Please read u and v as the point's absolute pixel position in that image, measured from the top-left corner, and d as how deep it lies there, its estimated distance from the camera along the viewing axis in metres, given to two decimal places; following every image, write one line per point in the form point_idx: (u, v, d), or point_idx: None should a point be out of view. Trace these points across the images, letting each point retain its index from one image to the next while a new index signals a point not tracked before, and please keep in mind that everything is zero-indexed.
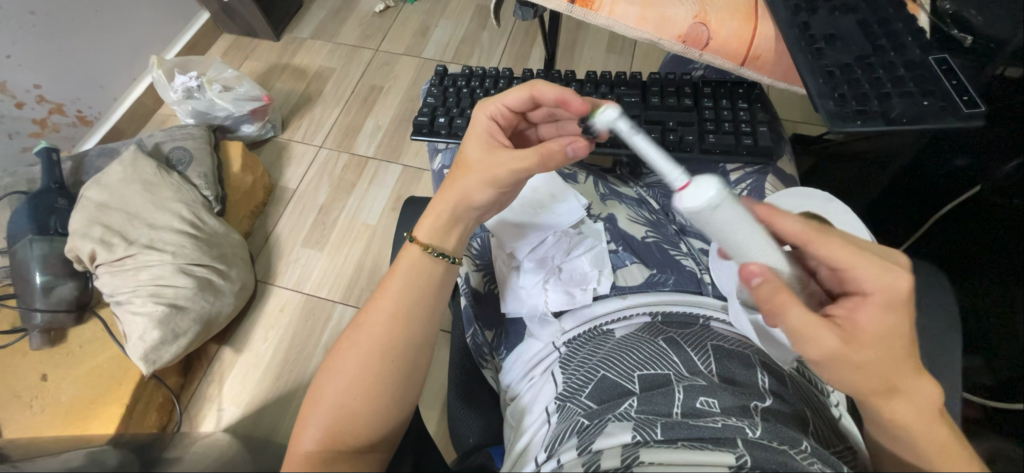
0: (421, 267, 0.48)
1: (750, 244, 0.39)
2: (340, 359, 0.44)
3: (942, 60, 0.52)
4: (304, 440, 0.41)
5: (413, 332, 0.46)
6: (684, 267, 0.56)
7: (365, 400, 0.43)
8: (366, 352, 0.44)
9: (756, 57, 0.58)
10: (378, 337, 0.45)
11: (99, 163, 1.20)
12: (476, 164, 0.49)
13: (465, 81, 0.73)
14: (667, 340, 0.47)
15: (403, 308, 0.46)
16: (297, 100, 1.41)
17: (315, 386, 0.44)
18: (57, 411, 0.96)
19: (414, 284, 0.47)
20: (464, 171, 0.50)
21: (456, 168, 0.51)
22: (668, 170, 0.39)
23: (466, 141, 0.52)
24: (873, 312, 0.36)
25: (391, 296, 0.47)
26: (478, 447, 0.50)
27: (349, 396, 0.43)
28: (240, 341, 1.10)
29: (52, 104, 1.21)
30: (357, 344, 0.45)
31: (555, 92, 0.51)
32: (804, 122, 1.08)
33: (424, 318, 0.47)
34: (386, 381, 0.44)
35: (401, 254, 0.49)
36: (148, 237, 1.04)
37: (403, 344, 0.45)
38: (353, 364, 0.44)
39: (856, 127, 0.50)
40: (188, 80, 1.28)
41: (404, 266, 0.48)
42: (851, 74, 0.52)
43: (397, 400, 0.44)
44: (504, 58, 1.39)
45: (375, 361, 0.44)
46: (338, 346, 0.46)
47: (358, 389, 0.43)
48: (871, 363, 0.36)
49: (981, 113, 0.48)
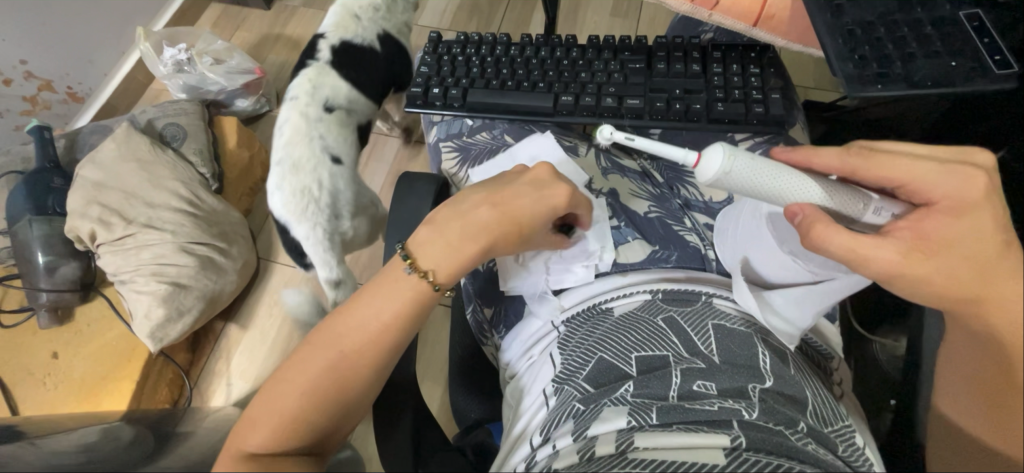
0: (411, 287, 0.43)
1: (781, 186, 0.41)
2: (298, 369, 0.41)
3: (974, 15, 0.48)
4: (248, 442, 0.38)
5: (386, 355, 0.42)
6: (688, 243, 0.54)
7: (321, 412, 0.40)
8: (333, 363, 0.41)
9: (770, 17, 0.54)
10: (348, 353, 0.41)
11: (93, 141, 1.18)
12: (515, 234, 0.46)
13: (459, 47, 0.70)
14: (666, 319, 0.46)
15: (382, 326, 0.42)
16: (291, 72, 1.37)
17: (270, 383, 0.41)
18: (71, 387, 0.98)
19: (399, 311, 0.43)
20: (501, 230, 0.45)
21: (500, 219, 0.45)
22: (673, 152, 0.43)
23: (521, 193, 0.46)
24: (938, 221, 0.37)
25: (369, 311, 0.43)
26: (479, 422, 0.55)
27: (300, 408, 0.39)
28: (246, 318, 1.11)
29: (41, 81, 1.18)
30: (324, 353, 0.41)
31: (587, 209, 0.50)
32: (817, 88, 1.03)
33: (398, 343, 0.43)
34: (346, 397, 0.41)
35: (391, 267, 0.44)
36: (146, 216, 1.04)
37: (373, 364, 0.42)
38: (312, 377, 0.40)
39: (876, 92, 0.46)
40: (177, 53, 1.24)
41: (389, 283, 0.44)
42: (874, 34, 0.49)
43: (354, 412, 0.42)
44: (504, 24, 1.33)
45: (339, 375, 0.41)
46: (301, 350, 0.42)
47: (315, 400, 0.40)
48: (936, 272, 0.36)
49: (1015, 74, 0.45)
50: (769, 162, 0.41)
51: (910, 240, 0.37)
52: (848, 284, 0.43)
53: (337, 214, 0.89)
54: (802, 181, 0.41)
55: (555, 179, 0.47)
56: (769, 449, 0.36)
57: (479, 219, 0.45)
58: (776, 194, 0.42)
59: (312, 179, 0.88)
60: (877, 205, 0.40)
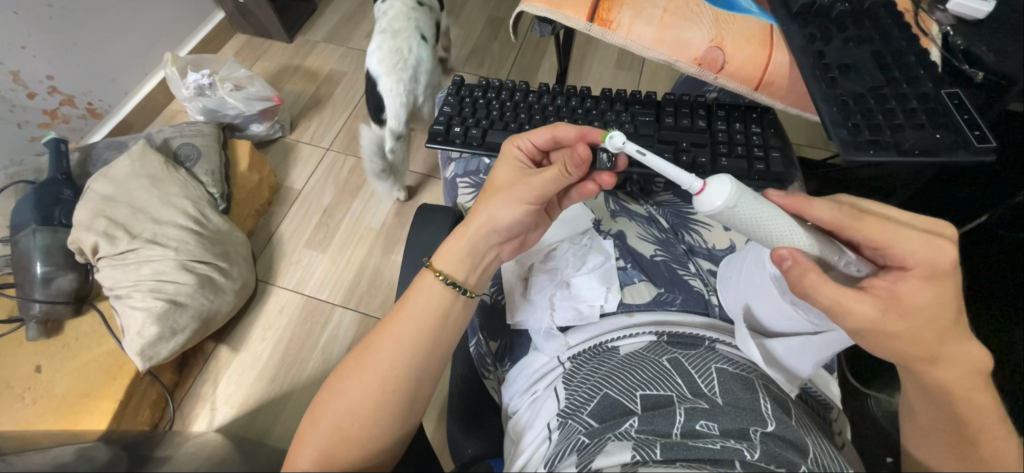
0: (437, 297, 0.48)
1: (775, 231, 0.42)
2: (348, 382, 0.44)
3: (954, 94, 0.53)
4: (301, 457, 0.41)
5: (417, 364, 0.45)
6: (692, 287, 0.56)
7: (366, 426, 0.43)
8: (379, 373, 0.44)
9: (771, 83, 0.58)
10: (384, 364, 0.44)
11: (107, 156, 1.20)
12: (503, 187, 0.50)
13: (480, 92, 0.74)
14: (671, 360, 0.47)
15: (411, 335, 0.46)
16: (307, 102, 1.43)
17: (317, 406, 0.44)
18: (49, 403, 0.95)
19: (423, 318, 0.47)
20: (490, 195, 0.50)
21: (485, 192, 0.52)
22: (684, 177, 0.45)
23: (497, 168, 0.53)
24: (915, 284, 0.38)
25: (405, 323, 0.47)
26: (477, 457, 0.50)
27: (348, 419, 0.42)
28: (238, 340, 1.09)
29: (64, 95, 1.22)
30: (363, 369, 0.45)
31: (576, 129, 0.53)
32: (808, 146, 1.09)
33: (427, 353, 0.46)
34: (387, 411, 0.43)
35: (419, 278, 0.49)
36: (151, 232, 1.04)
37: (406, 372, 0.45)
38: (358, 388, 0.44)
39: (868, 157, 0.50)
40: (201, 77, 1.28)
41: (420, 294, 0.48)
42: (865, 104, 0.53)
43: (397, 427, 0.44)
44: (513, 70, 1.41)
45: (377, 389, 0.44)
46: (346, 364, 0.46)
47: (358, 413, 0.43)
48: (911, 331, 0.38)
49: (993, 148, 0.49)
50: (770, 206, 0.42)
51: (888, 298, 0.38)
52: (846, 336, 0.45)
53: (415, 81, 1.15)
54: (791, 229, 0.42)
55: (517, 157, 0.53)
56: None
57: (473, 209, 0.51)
58: (769, 233, 0.42)
59: (406, 44, 1.15)
60: (851, 260, 0.42)
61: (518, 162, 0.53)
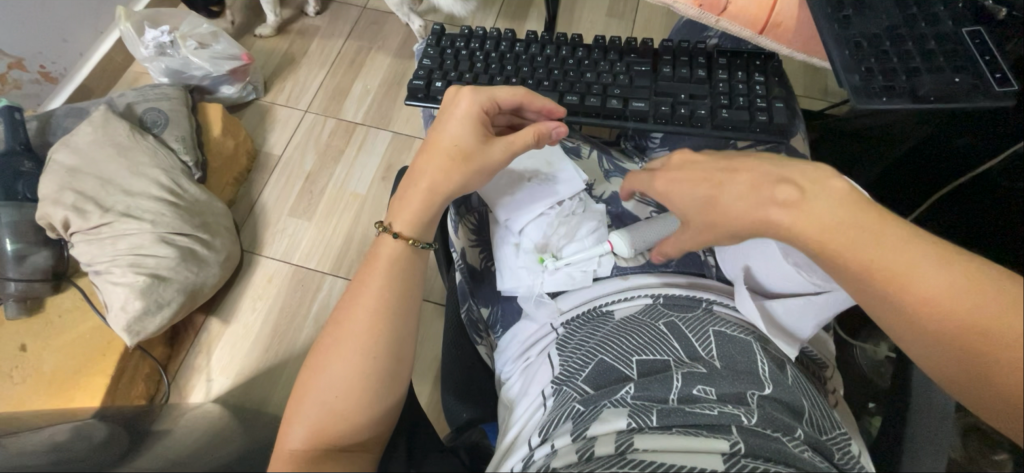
0: (405, 259, 0.48)
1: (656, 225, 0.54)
2: (325, 358, 0.43)
3: (975, 33, 0.49)
4: (291, 437, 0.40)
5: (392, 327, 0.44)
6: (689, 248, 0.55)
7: (352, 398, 0.41)
8: (357, 343, 0.43)
9: (778, 24, 0.53)
10: (362, 332, 0.43)
11: (67, 123, 1.12)
12: (472, 155, 0.50)
13: (463, 42, 0.68)
14: (668, 324, 0.45)
15: (384, 301, 0.45)
16: (280, 61, 1.33)
17: (303, 383, 0.43)
18: (40, 382, 0.94)
19: (394, 280, 0.46)
20: (457, 161, 0.49)
21: (447, 154, 0.49)
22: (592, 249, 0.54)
23: (456, 126, 0.50)
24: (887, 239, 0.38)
25: (374, 292, 0.45)
26: (472, 423, 0.50)
27: (335, 396, 0.41)
28: (228, 312, 1.07)
29: (11, 58, 1.12)
30: (339, 343, 0.43)
31: (540, 102, 0.56)
32: (807, 96, 1.06)
33: (403, 314, 0.45)
34: (374, 379, 0.42)
35: (379, 245, 0.48)
36: (124, 204, 1.00)
37: (385, 338, 0.43)
38: (338, 362, 0.42)
39: (881, 104, 0.47)
40: (160, 34, 1.18)
41: (385, 262, 0.47)
42: (880, 46, 0.49)
43: (387, 393, 0.43)
44: (500, 20, 1.32)
45: (357, 357, 0.42)
46: (322, 342, 0.44)
47: (342, 387, 0.41)
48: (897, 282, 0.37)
49: (1013, 92, 0.46)
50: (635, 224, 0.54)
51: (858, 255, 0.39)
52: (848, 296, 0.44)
53: None
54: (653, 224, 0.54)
55: (476, 114, 0.51)
56: (768, 456, 0.35)
57: (435, 173, 0.49)
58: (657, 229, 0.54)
59: None
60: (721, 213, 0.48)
61: (477, 122, 0.51)
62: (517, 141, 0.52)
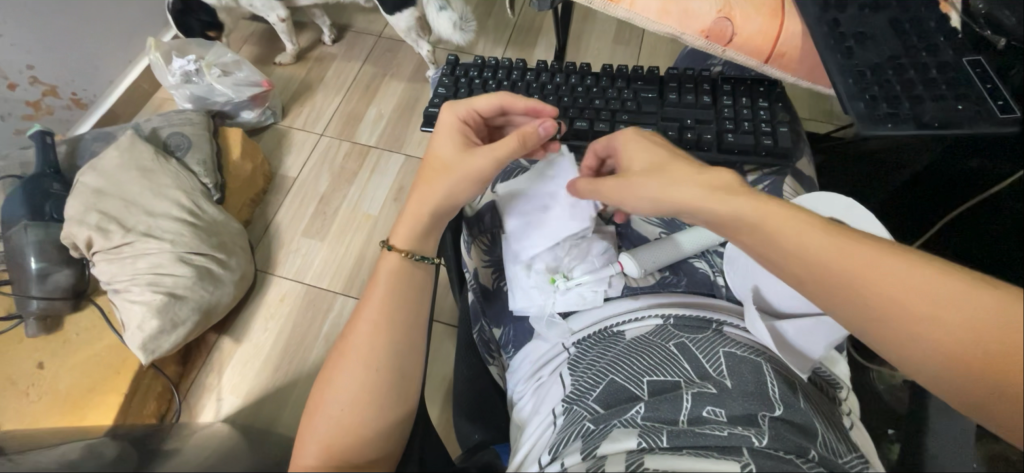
0: (404, 274, 0.48)
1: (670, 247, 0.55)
2: (335, 375, 0.44)
3: (976, 62, 0.50)
4: (301, 452, 0.40)
5: (395, 340, 0.45)
6: (697, 269, 0.56)
7: (360, 413, 0.42)
8: (362, 358, 0.43)
9: (781, 55, 0.55)
10: (365, 345, 0.44)
11: (95, 147, 1.17)
12: (453, 163, 0.51)
13: (477, 71, 0.71)
14: (679, 345, 0.46)
15: (387, 314, 0.46)
16: (298, 87, 1.39)
17: (314, 400, 0.44)
18: (55, 399, 0.95)
19: (394, 294, 0.47)
20: (440, 171, 0.51)
21: (432, 168, 0.52)
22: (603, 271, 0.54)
23: (438, 141, 0.53)
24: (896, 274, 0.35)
25: (377, 306, 0.46)
26: (484, 444, 0.49)
27: (345, 412, 0.42)
28: (240, 331, 1.09)
29: (46, 86, 1.18)
30: (346, 358, 0.44)
31: (525, 103, 0.56)
32: (813, 120, 1.07)
33: (405, 327, 0.46)
34: (380, 393, 0.43)
35: (380, 262, 0.49)
36: (145, 224, 1.03)
37: (391, 353, 0.44)
38: (346, 378, 0.43)
39: (885, 131, 0.48)
40: (186, 63, 1.23)
41: (386, 275, 0.48)
42: (883, 75, 0.51)
43: (393, 408, 0.43)
44: (509, 48, 1.37)
45: (363, 371, 0.43)
46: (331, 359, 0.45)
47: (351, 403, 0.42)
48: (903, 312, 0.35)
49: (1016, 119, 0.47)
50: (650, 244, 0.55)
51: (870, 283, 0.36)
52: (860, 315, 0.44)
53: None
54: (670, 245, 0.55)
55: (456, 127, 0.54)
56: None
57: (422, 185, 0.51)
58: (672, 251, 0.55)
59: None
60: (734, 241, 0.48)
61: (459, 133, 0.53)
62: (501, 146, 0.51)
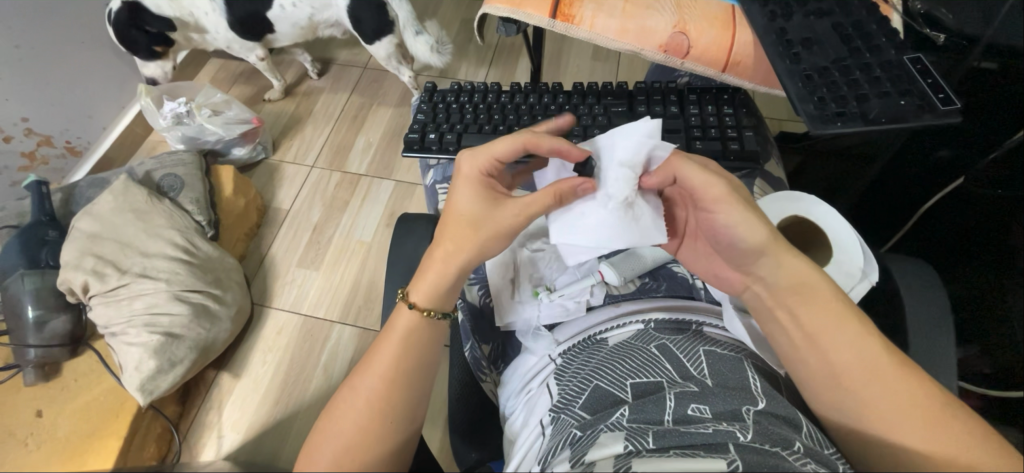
0: (420, 332, 0.47)
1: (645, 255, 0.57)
2: (335, 419, 0.43)
3: (916, 59, 0.53)
4: None
5: (406, 394, 0.44)
6: (676, 273, 0.57)
7: (359, 457, 0.40)
8: (366, 408, 0.43)
9: (737, 63, 0.58)
10: (373, 402, 0.43)
11: (89, 193, 1.19)
12: (481, 216, 0.47)
13: (454, 96, 0.73)
14: (660, 347, 0.47)
15: (398, 369, 0.45)
16: (287, 122, 1.42)
17: (312, 440, 0.42)
18: (54, 447, 0.94)
19: (411, 347, 0.46)
20: (467, 225, 0.47)
21: (455, 220, 0.48)
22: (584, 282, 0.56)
23: (460, 191, 0.49)
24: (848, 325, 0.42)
25: (387, 360, 0.45)
26: (481, 461, 0.52)
27: (342, 457, 0.40)
28: (239, 366, 1.09)
29: (41, 137, 1.21)
30: (350, 406, 0.43)
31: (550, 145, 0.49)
32: (789, 121, 1.11)
33: (415, 381, 0.45)
34: (381, 441, 0.42)
35: (396, 316, 0.47)
36: (141, 265, 1.04)
37: (400, 406, 0.44)
38: (348, 425, 0.42)
39: (836, 129, 0.50)
40: (177, 106, 1.26)
41: (402, 333, 0.46)
42: (829, 77, 0.53)
43: (389, 457, 0.42)
44: (491, 71, 1.41)
45: (369, 423, 0.42)
46: (333, 406, 0.44)
47: (351, 450, 0.40)
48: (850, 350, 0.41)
49: (957, 110, 0.50)
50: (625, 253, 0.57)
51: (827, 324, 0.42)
52: None
53: None
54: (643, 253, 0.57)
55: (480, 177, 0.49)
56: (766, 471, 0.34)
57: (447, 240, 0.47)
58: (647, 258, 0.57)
59: None
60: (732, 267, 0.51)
61: (483, 182, 0.49)
62: (530, 201, 0.47)
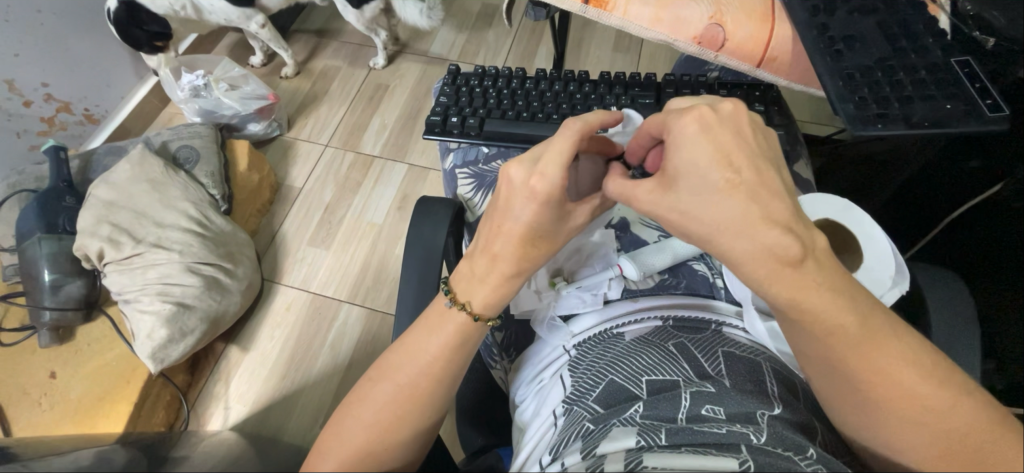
0: (464, 332, 0.43)
1: (666, 249, 0.57)
2: (360, 399, 0.42)
3: (964, 62, 0.51)
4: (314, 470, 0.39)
5: (437, 388, 0.42)
6: (697, 271, 0.57)
7: (388, 440, 0.41)
8: (391, 392, 0.41)
9: (773, 59, 0.57)
10: (400, 388, 0.42)
11: (107, 161, 1.20)
12: (555, 234, 0.42)
13: (477, 80, 0.72)
14: (677, 345, 0.46)
15: (433, 361, 0.42)
16: (303, 99, 1.41)
17: (337, 415, 0.42)
18: (66, 408, 0.97)
19: (453, 347, 0.43)
20: (541, 246, 0.42)
21: (529, 241, 0.41)
22: (605, 277, 0.56)
23: (528, 204, 0.40)
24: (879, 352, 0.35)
25: (418, 351, 0.43)
26: (487, 447, 0.53)
27: (365, 436, 0.40)
28: (247, 340, 1.10)
29: (60, 102, 1.21)
30: (374, 387, 0.42)
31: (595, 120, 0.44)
32: (813, 123, 1.08)
33: (454, 377, 0.43)
34: (403, 427, 0.41)
35: (432, 308, 0.45)
36: (155, 235, 1.05)
37: (428, 398, 0.42)
38: (371, 407, 0.41)
39: (875, 131, 0.49)
40: (195, 78, 1.25)
41: (437, 325, 0.43)
42: (871, 77, 0.51)
43: (410, 441, 0.42)
44: (510, 57, 1.39)
45: (395, 408, 0.41)
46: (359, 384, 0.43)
47: (373, 431, 0.40)
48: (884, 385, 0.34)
49: (1005, 117, 0.48)
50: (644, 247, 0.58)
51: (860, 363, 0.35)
52: None
53: None
54: (664, 247, 0.57)
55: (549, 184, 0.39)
56: None
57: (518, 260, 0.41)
58: (668, 251, 0.57)
59: None
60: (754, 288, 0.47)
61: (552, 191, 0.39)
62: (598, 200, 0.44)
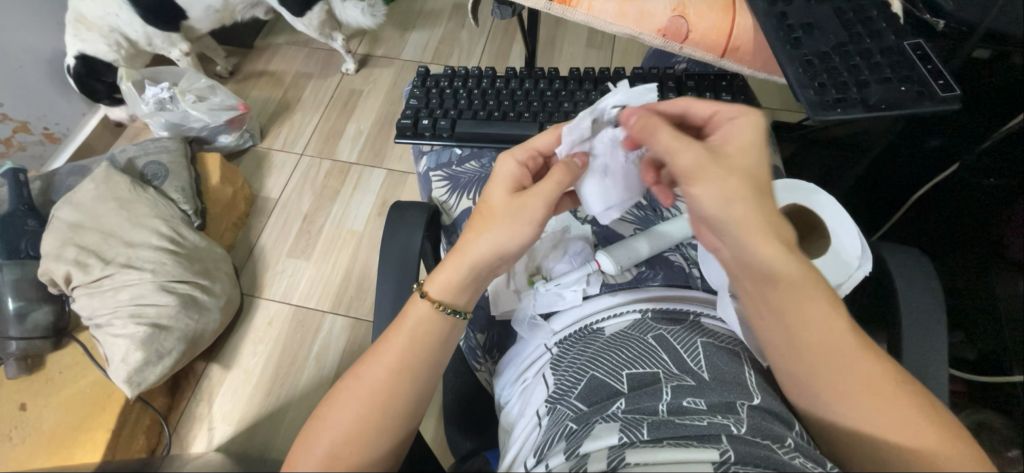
0: (432, 327, 0.44)
1: (643, 241, 0.57)
2: (335, 404, 0.41)
3: (917, 45, 0.53)
4: None
5: (412, 385, 0.42)
6: (673, 262, 0.58)
7: (358, 449, 0.40)
8: (367, 395, 0.41)
9: (736, 49, 0.57)
10: (375, 390, 0.41)
11: (70, 182, 1.15)
12: (503, 210, 0.44)
13: (447, 81, 0.72)
14: (656, 337, 0.46)
15: (407, 360, 0.43)
16: (275, 108, 1.39)
17: (310, 426, 0.41)
18: (39, 441, 0.93)
19: (419, 341, 0.43)
20: (488, 219, 0.44)
21: (480, 215, 0.45)
22: (578, 273, 0.56)
23: (490, 187, 0.46)
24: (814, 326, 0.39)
25: (391, 353, 0.43)
26: (474, 451, 0.53)
27: (340, 444, 0.39)
28: (229, 357, 1.07)
29: (16, 123, 1.16)
30: (348, 393, 0.42)
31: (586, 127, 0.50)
32: (783, 110, 1.10)
33: (424, 376, 0.43)
34: (378, 430, 0.41)
35: (409, 309, 0.45)
36: (125, 255, 1.01)
37: (403, 399, 0.42)
38: (348, 414, 0.40)
39: (836, 116, 0.50)
40: (159, 91, 1.21)
41: (412, 324, 0.44)
42: (830, 63, 0.53)
43: (386, 445, 0.41)
44: (484, 58, 1.39)
45: (371, 413, 0.41)
46: (333, 391, 0.43)
47: (348, 437, 0.40)
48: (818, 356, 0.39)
49: (957, 96, 0.49)
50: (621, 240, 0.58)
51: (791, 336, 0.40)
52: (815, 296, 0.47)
53: None
54: (641, 240, 0.57)
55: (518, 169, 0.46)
56: (756, 462, 0.34)
57: (468, 236, 0.44)
58: (645, 244, 0.57)
59: None
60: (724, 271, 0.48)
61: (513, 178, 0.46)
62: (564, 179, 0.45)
